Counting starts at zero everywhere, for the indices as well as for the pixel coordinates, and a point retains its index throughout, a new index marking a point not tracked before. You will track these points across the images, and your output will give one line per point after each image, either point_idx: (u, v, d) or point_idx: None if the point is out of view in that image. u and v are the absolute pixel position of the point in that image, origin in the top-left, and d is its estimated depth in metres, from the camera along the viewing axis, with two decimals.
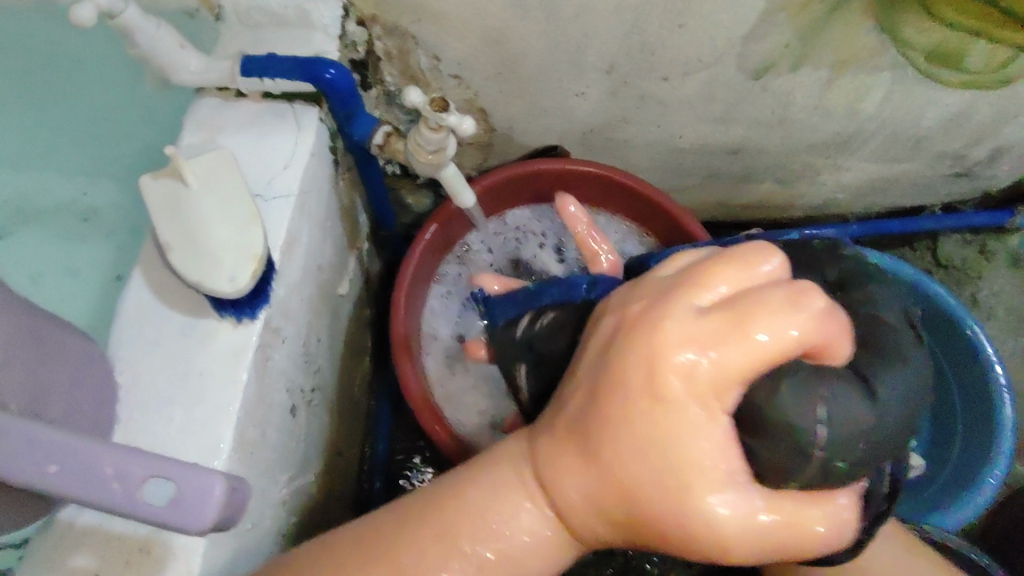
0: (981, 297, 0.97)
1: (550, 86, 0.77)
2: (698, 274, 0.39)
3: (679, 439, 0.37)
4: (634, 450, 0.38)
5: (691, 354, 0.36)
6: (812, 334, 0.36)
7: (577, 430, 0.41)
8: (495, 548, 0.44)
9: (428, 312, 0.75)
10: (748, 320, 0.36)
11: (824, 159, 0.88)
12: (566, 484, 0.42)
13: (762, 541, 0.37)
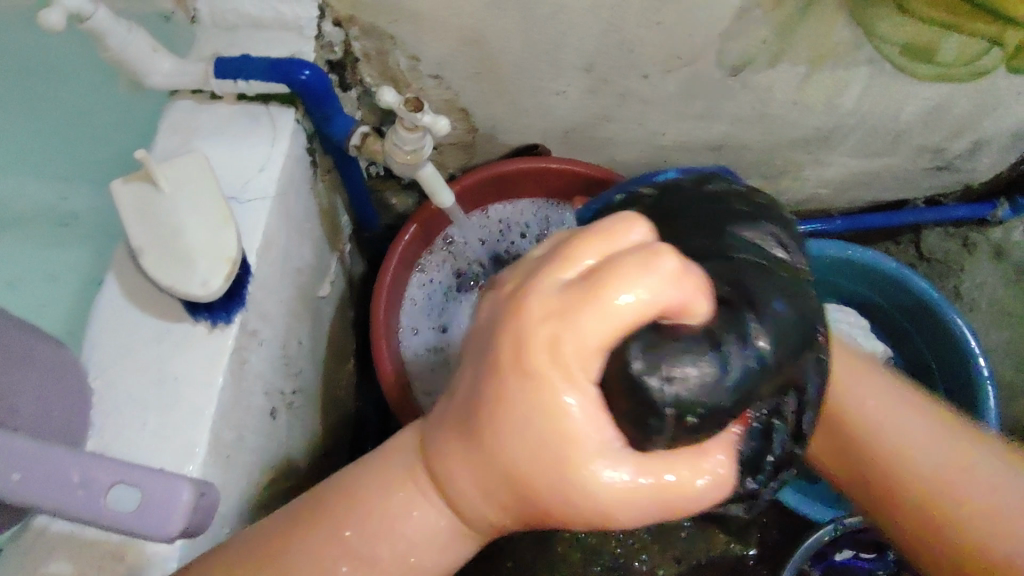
0: (964, 290, 0.98)
1: (530, 85, 0.77)
2: (566, 247, 0.35)
3: (550, 415, 0.33)
4: (510, 431, 0.35)
5: (552, 326, 0.33)
6: (669, 296, 0.33)
7: (461, 422, 0.37)
8: (392, 545, 0.41)
9: (409, 305, 0.74)
10: (605, 287, 0.32)
11: (806, 154, 0.88)
12: (455, 476, 0.38)
13: (643, 505, 0.34)
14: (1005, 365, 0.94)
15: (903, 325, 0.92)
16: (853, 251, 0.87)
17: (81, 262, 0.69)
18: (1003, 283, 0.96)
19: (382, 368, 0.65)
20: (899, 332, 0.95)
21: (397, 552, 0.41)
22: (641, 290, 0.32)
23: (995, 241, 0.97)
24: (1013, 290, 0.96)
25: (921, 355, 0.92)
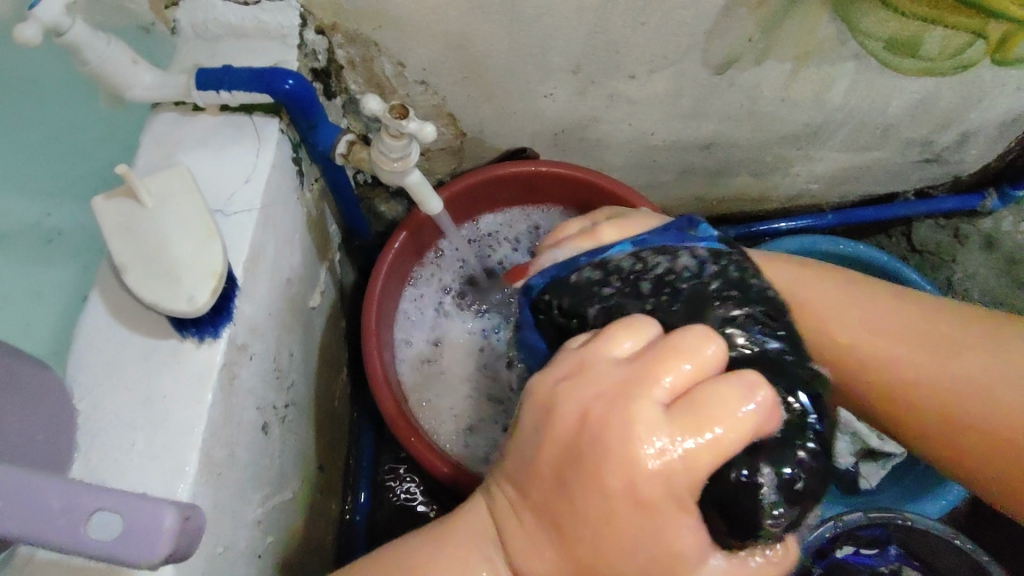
0: (956, 281, 0.97)
1: (518, 88, 0.77)
2: (650, 368, 0.40)
3: (661, 526, 0.39)
4: (611, 527, 0.39)
5: (666, 452, 0.38)
6: (758, 424, 0.39)
7: (553, 520, 0.42)
8: None
9: (401, 317, 0.73)
10: (707, 417, 0.38)
11: (796, 150, 0.88)
12: (541, 558, 0.43)
13: None
14: None
15: None
16: (844, 245, 0.89)
17: (43, 278, 0.67)
18: (996, 273, 0.96)
19: (379, 387, 0.63)
20: None
21: None
22: (738, 418, 0.39)
23: (986, 231, 0.97)
24: (1006, 279, 0.95)
25: None
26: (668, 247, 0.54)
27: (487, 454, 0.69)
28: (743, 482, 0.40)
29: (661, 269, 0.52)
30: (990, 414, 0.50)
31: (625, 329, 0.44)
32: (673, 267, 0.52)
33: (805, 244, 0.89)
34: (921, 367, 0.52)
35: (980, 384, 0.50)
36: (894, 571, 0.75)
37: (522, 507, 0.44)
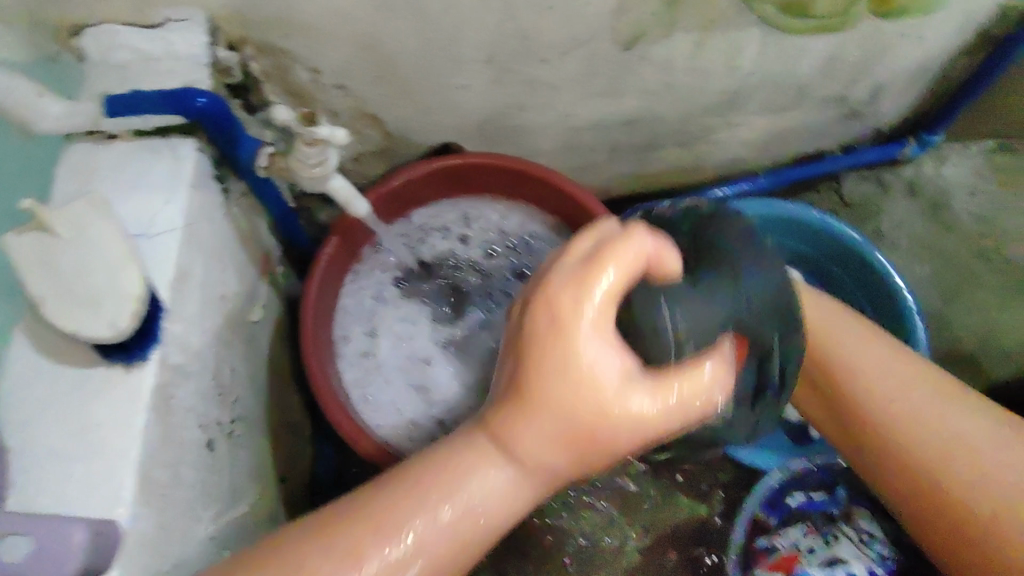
0: (884, 229, 1.01)
1: (436, 82, 0.79)
2: (567, 249, 0.46)
3: (598, 357, 0.42)
4: (560, 371, 0.42)
5: (583, 292, 0.42)
6: (652, 255, 0.44)
7: (520, 394, 0.44)
8: (471, 511, 0.44)
9: (341, 315, 0.71)
10: (607, 260, 0.42)
11: (717, 118, 0.91)
12: (525, 433, 0.43)
13: (679, 409, 0.43)
14: (940, 299, 0.96)
15: (828, 267, 0.97)
16: (784, 206, 0.90)
17: None
18: (921, 218, 1.00)
19: (324, 397, 0.64)
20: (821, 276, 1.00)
21: (478, 520, 0.44)
22: (628, 258, 0.43)
23: (908, 178, 1.02)
24: (933, 224, 0.99)
25: (848, 292, 0.97)
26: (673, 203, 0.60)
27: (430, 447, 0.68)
28: (659, 317, 0.46)
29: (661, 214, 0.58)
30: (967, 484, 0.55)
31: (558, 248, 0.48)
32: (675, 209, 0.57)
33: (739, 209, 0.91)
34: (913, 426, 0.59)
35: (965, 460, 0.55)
36: (844, 511, 0.80)
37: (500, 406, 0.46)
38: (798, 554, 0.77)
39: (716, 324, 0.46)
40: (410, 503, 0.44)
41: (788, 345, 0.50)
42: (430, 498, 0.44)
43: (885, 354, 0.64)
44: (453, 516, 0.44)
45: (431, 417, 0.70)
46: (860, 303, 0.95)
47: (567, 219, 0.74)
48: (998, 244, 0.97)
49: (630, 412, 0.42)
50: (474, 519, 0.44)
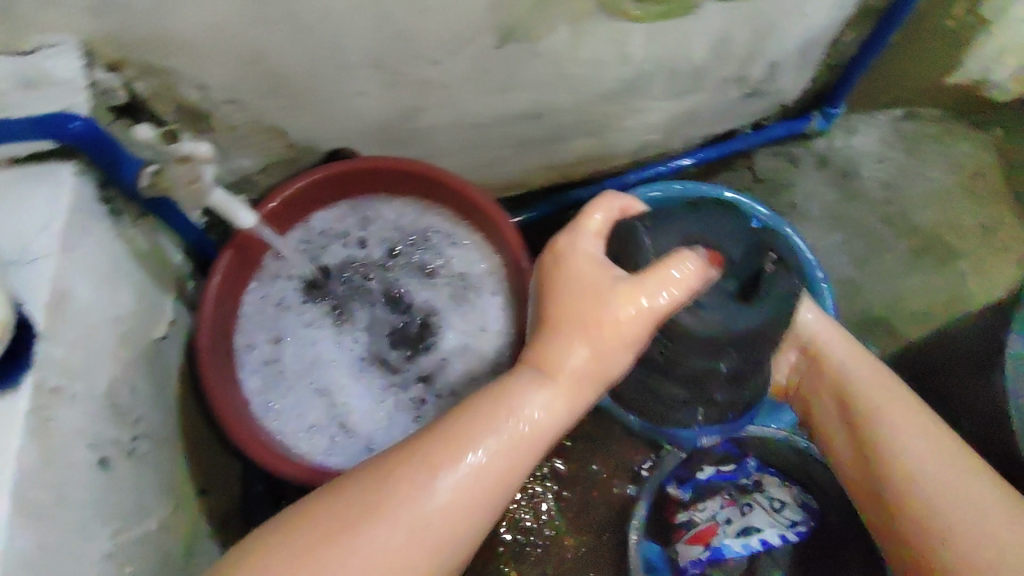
0: (797, 202, 1.04)
1: (328, 90, 0.79)
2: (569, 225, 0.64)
3: (593, 266, 0.55)
4: (563, 282, 0.54)
5: (577, 230, 0.58)
6: (618, 200, 0.61)
7: (546, 318, 0.54)
8: (523, 430, 0.49)
9: (243, 323, 0.71)
10: (587, 210, 0.59)
11: (622, 105, 0.92)
12: (560, 343, 0.52)
13: (663, 293, 0.51)
14: (848, 268, 1.00)
15: None
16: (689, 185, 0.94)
17: None
18: (831, 188, 1.04)
19: (221, 410, 0.63)
20: None
21: (532, 437, 0.49)
22: (599, 208, 0.59)
23: (818, 151, 1.05)
24: (841, 193, 1.03)
25: None
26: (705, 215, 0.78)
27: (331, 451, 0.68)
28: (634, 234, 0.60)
29: None
30: (949, 527, 0.56)
31: None
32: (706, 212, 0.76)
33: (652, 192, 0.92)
34: (921, 454, 0.61)
35: (956, 504, 0.57)
36: (756, 481, 0.82)
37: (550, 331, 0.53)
38: (716, 526, 0.80)
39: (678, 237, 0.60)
40: (473, 423, 0.49)
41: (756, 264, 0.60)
42: (485, 418, 0.49)
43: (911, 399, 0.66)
44: (511, 434, 0.49)
45: (331, 424, 0.69)
46: None
47: (467, 216, 0.74)
48: (901, 211, 1.03)
49: (623, 310, 0.51)
50: (527, 437, 0.49)
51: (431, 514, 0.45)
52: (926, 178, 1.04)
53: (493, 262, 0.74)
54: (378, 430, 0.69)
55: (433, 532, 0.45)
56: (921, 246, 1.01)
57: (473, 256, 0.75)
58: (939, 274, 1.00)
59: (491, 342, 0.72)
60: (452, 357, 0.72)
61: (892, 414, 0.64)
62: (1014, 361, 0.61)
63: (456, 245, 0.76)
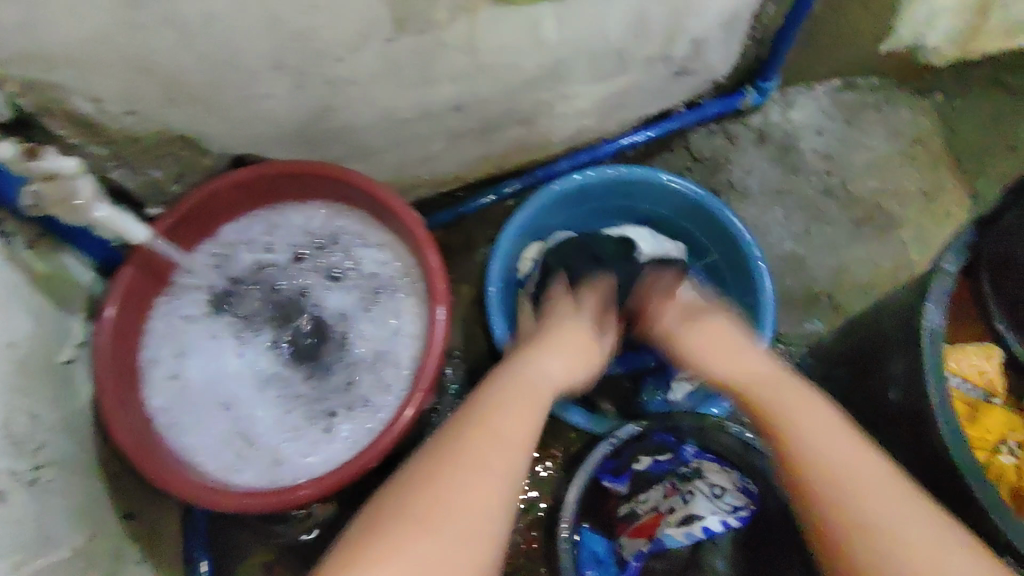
0: (736, 179, 1.02)
1: (232, 95, 0.75)
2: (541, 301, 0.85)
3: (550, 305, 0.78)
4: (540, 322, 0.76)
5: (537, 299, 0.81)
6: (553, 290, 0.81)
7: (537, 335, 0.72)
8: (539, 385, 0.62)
9: (151, 339, 0.69)
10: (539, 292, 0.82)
11: (547, 93, 0.90)
12: (559, 342, 0.69)
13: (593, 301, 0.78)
14: (789, 244, 0.99)
15: (683, 225, 0.97)
16: (630, 169, 0.91)
17: None
18: (769, 163, 1.02)
19: (120, 434, 0.61)
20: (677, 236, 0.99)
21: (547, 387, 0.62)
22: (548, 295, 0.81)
23: (755, 127, 1.03)
24: (781, 168, 1.01)
25: (701, 247, 0.97)
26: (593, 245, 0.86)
27: (241, 466, 0.66)
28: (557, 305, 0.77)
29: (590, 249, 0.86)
30: (861, 531, 0.49)
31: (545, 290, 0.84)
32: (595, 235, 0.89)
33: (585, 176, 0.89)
34: (822, 449, 0.54)
35: (870, 504, 0.50)
36: (695, 469, 0.80)
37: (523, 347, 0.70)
38: (659, 517, 0.78)
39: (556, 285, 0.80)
40: (502, 391, 0.59)
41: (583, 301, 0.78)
42: (516, 382, 0.61)
43: (807, 392, 0.59)
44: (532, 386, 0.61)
45: (238, 440, 0.67)
46: (711, 254, 0.95)
47: (380, 218, 0.73)
48: (840, 182, 1.01)
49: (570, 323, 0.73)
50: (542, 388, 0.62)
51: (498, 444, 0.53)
52: (865, 147, 1.03)
53: (405, 264, 0.72)
54: (285, 444, 0.67)
55: (510, 454, 0.53)
56: (863, 217, 1.00)
57: (385, 259, 0.73)
58: (879, 244, 0.98)
59: (405, 345, 0.70)
60: (365, 363, 0.71)
61: (789, 409, 0.58)
62: (926, 336, 0.61)
63: (369, 248, 0.74)
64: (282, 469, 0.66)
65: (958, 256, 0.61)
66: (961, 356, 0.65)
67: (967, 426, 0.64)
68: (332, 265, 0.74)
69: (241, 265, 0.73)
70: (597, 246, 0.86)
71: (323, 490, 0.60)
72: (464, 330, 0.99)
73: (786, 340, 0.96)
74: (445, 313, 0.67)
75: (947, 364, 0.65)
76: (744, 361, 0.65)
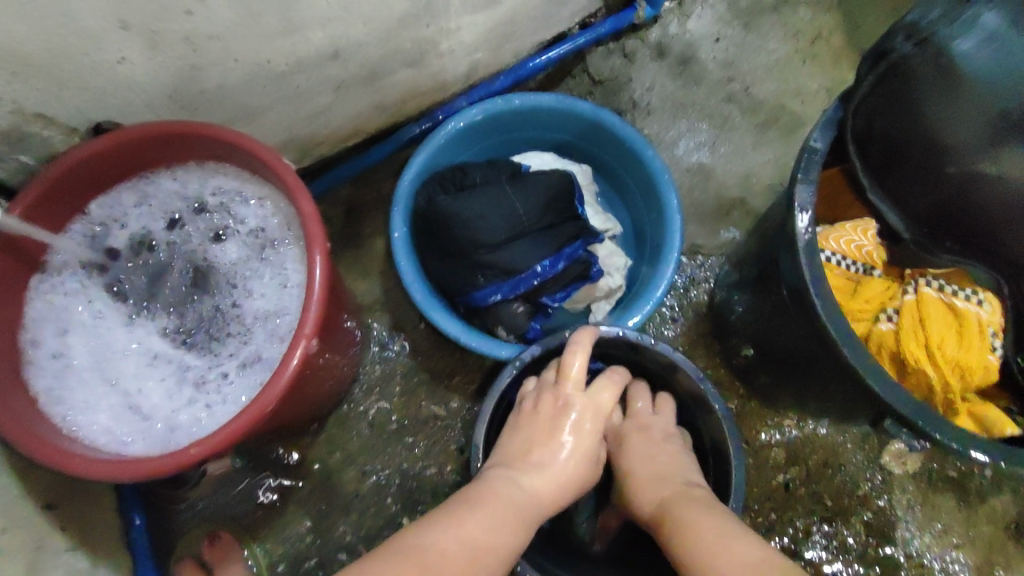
0: (638, 97, 1.01)
1: (81, 62, 0.68)
2: (565, 361, 0.76)
3: (565, 403, 0.74)
4: (543, 416, 0.73)
5: (551, 376, 0.76)
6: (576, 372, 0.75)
7: (541, 434, 0.72)
8: (530, 497, 0.66)
9: (30, 323, 0.66)
10: (567, 364, 0.75)
11: (428, 28, 0.86)
12: (559, 454, 0.71)
13: (596, 415, 0.75)
14: (696, 155, 0.99)
15: (588, 148, 0.96)
16: (521, 100, 0.88)
17: None
18: (671, 77, 1.01)
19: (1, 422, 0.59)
20: (585, 159, 0.98)
21: (537, 500, 0.66)
22: (575, 370, 0.75)
23: (653, 41, 1.02)
24: (681, 78, 1.01)
25: (608, 166, 0.96)
26: (468, 181, 0.84)
27: (135, 438, 0.64)
28: (559, 397, 0.74)
29: (469, 180, 0.84)
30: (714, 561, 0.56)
31: (576, 354, 0.75)
32: (468, 168, 0.86)
33: (478, 111, 0.87)
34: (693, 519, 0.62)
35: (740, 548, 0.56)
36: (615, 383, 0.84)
37: (512, 451, 0.71)
38: None
39: (444, 220, 0.79)
40: (487, 502, 0.63)
41: (464, 226, 0.78)
42: (506, 493, 0.65)
43: (696, 497, 0.66)
44: (523, 496, 0.66)
45: (128, 413, 0.65)
46: (618, 171, 0.94)
47: (255, 171, 0.70)
48: (741, 88, 1.01)
49: (566, 434, 0.72)
50: (532, 503, 0.66)
51: (461, 553, 0.56)
52: (764, 51, 1.02)
53: (286, 217, 0.70)
54: (178, 411, 0.66)
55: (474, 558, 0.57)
56: (764, 118, 1.00)
57: (266, 213, 0.71)
58: (784, 144, 0.99)
59: (291, 297, 0.69)
60: (255, 323, 0.69)
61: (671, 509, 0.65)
62: (797, 211, 0.63)
63: (247, 205, 0.71)
64: (177, 436, 0.65)
65: (824, 132, 0.65)
66: (839, 236, 0.68)
67: (848, 299, 0.67)
68: (212, 228, 0.71)
69: (119, 239, 0.70)
70: (467, 174, 0.85)
71: (212, 450, 0.60)
72: (383, 284, 0.97)
73: (707, 255, 0.96)
74: (324, 259, 0.65)
75: (825, 247, 0.68)
76: (643, 488, 0.71)
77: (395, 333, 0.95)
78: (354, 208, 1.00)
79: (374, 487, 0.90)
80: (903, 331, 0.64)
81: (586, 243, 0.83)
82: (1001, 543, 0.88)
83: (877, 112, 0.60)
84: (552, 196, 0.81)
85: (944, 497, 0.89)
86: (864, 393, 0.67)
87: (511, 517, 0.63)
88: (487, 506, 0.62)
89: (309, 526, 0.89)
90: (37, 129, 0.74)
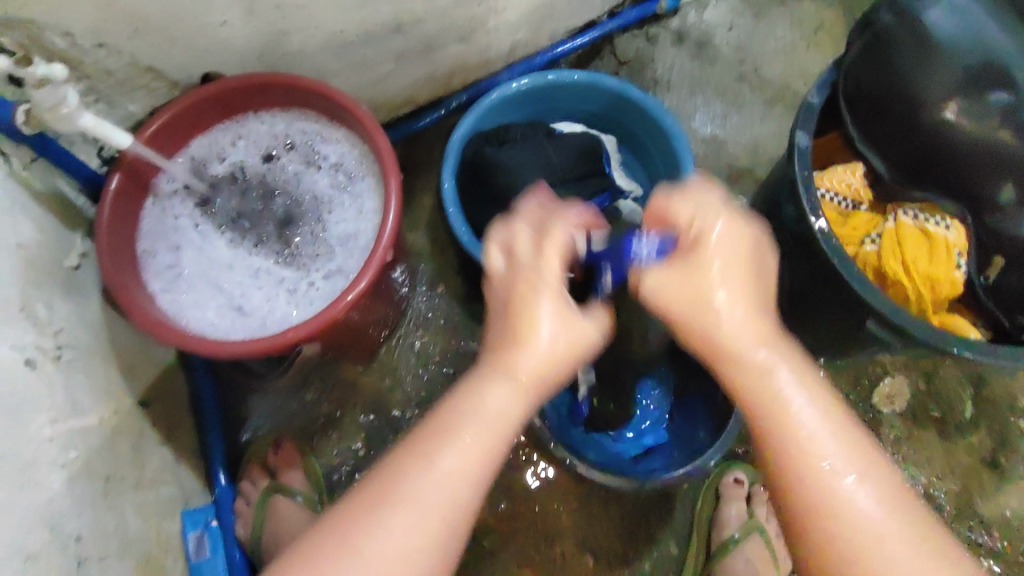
0: (659, 75, 1.13)
1: (191, 23, 0.80)
2: (506, 228, 0.62)
3: (530, 281, 0.56)
4: (508, 296, 0.57)
5: (496, 259, 0.60)
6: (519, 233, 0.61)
7: (508, 314, 0.57)
8: (510, 393, 0.53)
9: (145, 235, 0.79)
10: (515, 236, 0.61)
11: (480, 7, 0.99)
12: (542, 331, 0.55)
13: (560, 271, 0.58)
14: (710, 127, 1.11)
15: (615, 119, 1.08)
16: (556, 75, 1.01)
17: None
18: (689, 59, 1.14)
19: (130, 307, 0.71)
20: (611, 130, 1.11)
21: (523, 388, 0.54)
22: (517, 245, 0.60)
23: (674, 28, 1.14)
24: (697, 61, 1.14)
25: (632, 135, 1.08)
26: (510, 137, 0.97)
27: (235, 329, 0.77)
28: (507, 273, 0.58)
29: (511, 135, 0.97)
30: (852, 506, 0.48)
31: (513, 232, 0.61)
32: (509, 127, 0.98)
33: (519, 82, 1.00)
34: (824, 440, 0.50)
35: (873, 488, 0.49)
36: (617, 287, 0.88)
37: (489, 346, 0.57)
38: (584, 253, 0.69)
39: (491, 168, 0.92)
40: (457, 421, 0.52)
41: (507, 174, 0.91)
42: (475, 394, 0.53)
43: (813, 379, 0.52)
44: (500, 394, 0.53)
45: (229, 311, 0.78)
46: (641, 140, 1.07)
47: (334, 116, 0.82)
48: (752, 69, 1.13)
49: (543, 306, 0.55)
50: (516, 394, 0.53)
51: (439, 493, 0.49)
52: (774, 38, 1.15)
53: (363, 154, 0.83)
54: (273, 310, 0.78)
55: (445, 497, 0.49)
56: (772, 96, 1.12)
57: (345, 151, 0.83)
58: (789, 119, 1.11)
59: (366, 220, 0.81)
60: (337, 242, 0.82)
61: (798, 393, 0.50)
62: (796, 153, 0.75)
63: (327, 144, 0.84)
64: (271, 329, 0.77)
65: (821, 89, 0.77)
66: (833, 176, 0.80)
67: (839, 227, 0.79)
68: (294, 163, 0.84)
69: (216, 169, 0.82)
70: (508, 132, 0.97)
71: (306, 334, 0.72)
72: (429, 234, 1.10)
73: None
74: (398, 186, 0.78)
75: (821, 186, 0.81)
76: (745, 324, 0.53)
77: (439, 278, 1.07)
78: (405, 168, 1.13)
79: (418, 411, 1.02)
80: (883, 253, 0.76)
81: (613, 196, 0.96)
82: (978, 476, 0.98)
83: (865, 75, 0.72)
84: (582, 152, 0.94)
85: (927, 432, 0.99)
86: (846, 311, 0.79)
87: (487, 422, 0.52)
88: (454, 423, 0.52)
89: (360, 445, 1.01)
90: (148, 82, 0.86)
